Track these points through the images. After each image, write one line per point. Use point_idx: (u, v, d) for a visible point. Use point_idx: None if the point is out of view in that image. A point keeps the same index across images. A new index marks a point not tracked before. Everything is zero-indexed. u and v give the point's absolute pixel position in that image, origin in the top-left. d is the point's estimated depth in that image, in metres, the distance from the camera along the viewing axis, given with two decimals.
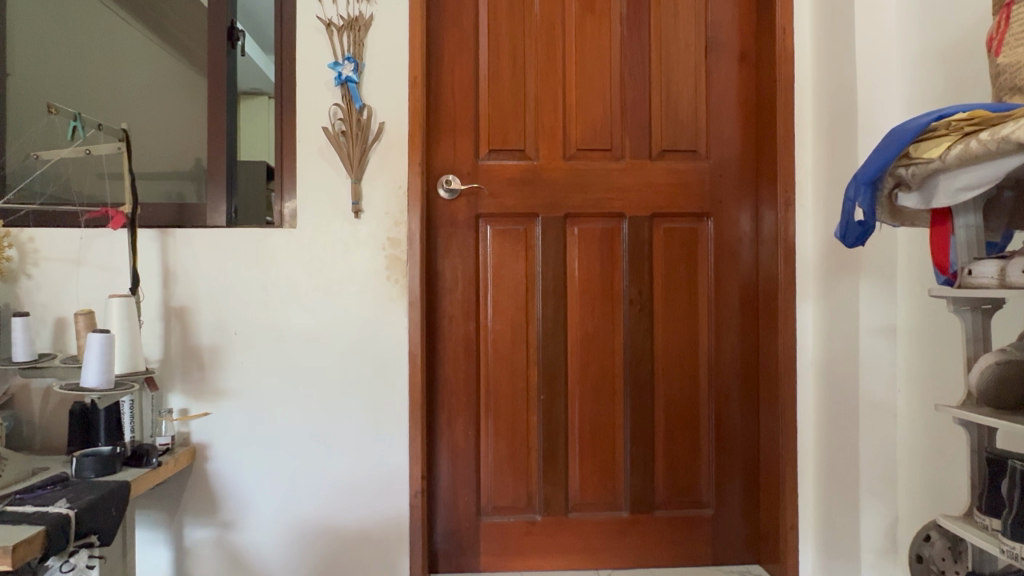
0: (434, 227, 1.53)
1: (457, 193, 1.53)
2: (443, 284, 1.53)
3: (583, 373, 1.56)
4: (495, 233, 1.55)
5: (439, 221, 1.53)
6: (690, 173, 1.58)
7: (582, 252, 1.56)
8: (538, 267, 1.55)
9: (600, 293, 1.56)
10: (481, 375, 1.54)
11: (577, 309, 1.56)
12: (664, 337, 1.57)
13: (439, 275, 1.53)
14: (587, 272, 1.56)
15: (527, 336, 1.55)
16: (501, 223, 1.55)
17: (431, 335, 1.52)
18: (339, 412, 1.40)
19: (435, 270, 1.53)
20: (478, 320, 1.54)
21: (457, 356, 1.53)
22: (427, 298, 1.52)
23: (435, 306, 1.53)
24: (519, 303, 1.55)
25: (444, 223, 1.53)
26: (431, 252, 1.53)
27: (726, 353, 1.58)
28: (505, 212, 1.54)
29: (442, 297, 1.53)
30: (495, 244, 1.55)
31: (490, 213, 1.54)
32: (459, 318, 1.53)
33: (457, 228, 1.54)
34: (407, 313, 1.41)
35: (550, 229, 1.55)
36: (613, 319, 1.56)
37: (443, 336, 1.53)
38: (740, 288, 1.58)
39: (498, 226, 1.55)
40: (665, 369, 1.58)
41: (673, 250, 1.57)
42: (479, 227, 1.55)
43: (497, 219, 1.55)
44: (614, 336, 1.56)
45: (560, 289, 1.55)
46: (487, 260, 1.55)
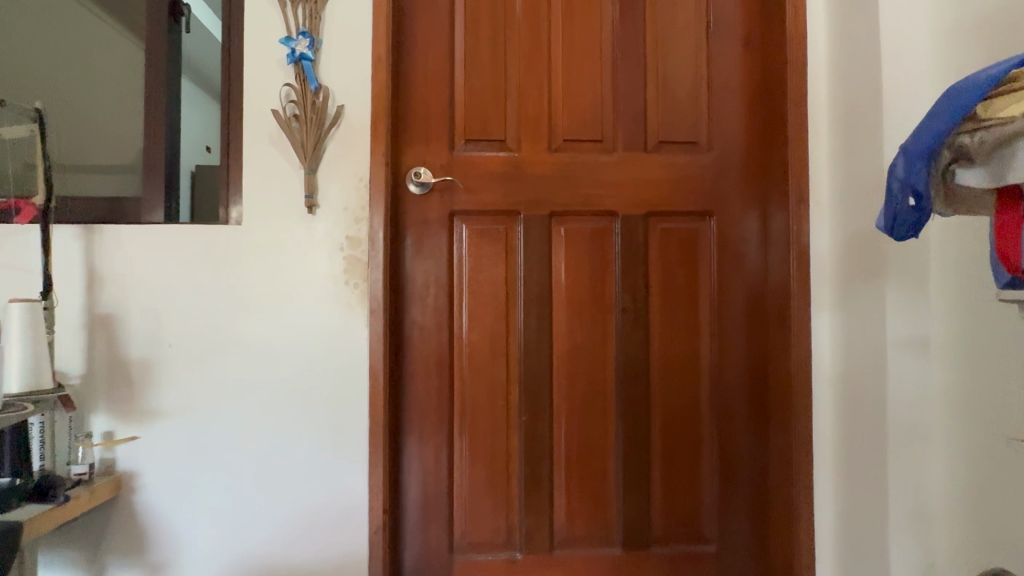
0: (402, 226, 1.36)
1: (429, 187, 1.36)
2: (411, 289, 1.36)
3: (572, 392, 1.38)
4: (471, 233, 1.38)
5: (407, 219, 1.36)
6: (690, 166, 1.41)
7: (569, 254, 1.39)
8: (520, 272, 1.38)
9: (591, 301, 1.39)
10: (456, 393, 1.37)
11: (563, 319, 1.39)
12: (662, 350, 1.40)
13: (408, 280, 1.36)
14: (575, 276, 1.39)
15: (509, 349, 1.38)
16: (479, 221, 1.38)
17: (398, 347, 1.35)
18: (289, 436, 1.23)
19: (404, 274, 1.36)
20: (453, 331, 1.37)
21: (428, 372, 1.36)
22: (392, 305, 1.34)
23: (404, 315, 1.36)
24: (500, 312, 1.37)
25: (414, 221, 1.36)
26: (399, 253, 1.36)
27: (732, 368, 1.41)
28: (483, 210, 1.38)
29: (412, 305, 1.36)
30: (472, 245, 1.38)
31: (467, 210, 1.37)
32: (431, 327, 1.36)
33: (429, 227, 1.37)
34: (368, 322, 1.23)
35: (533, 228, 1.38)
36: (604, 330, 1.39)
37: (413, 348, 1.36)
38: (747, 296, 1.41)
39: (475, 225, 1.38)
40: (663, 387, 1.40)
41: (672, 253, 1.40)
42: (453, 226, 1.38)
43: (474, 217, 1.38)
44: (606, 349, 1.39)
45: (545, 296, 1.38)
46: (463, 263, 1.38)
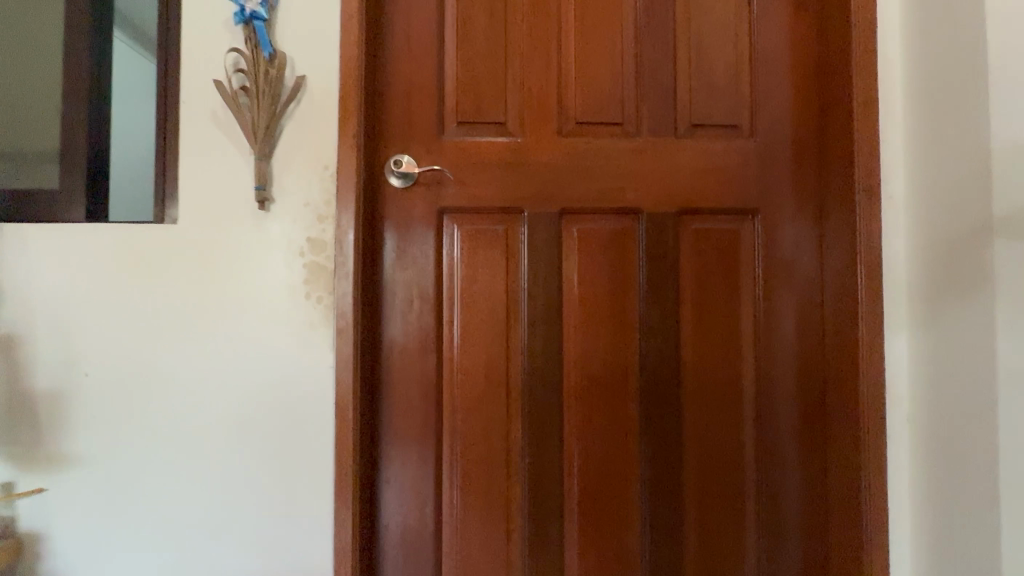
0: (380, 226, 1.12)
1: (412, 179, 1.12)
2: (391, 303, 1.12)
3: (586, 427, 1.14)
4: (464, 235, 1.14)
5: (387, 218, 1.13)
6: (729, 155, 1.17)
7: (582, 261, 1.14)
8: (523, 282, 1.13)
9: (609, 317, 1.14)
10: (444, 429, 1.13)
11: (576, 339, 1.14)
12: (696, 377, 1.16)
13: (387, 291, 1.12)
14: (590, 287, 1.14)
15: (509, 376, 1.13)
16: (474, 221, 1.14)
17: (375, 374, 1.11)
18: (235, 488, 0.98)
19: (383, 284, 1.12)
20: (441, 353, 1.13)
21: (411, 404, 1.12)
22: (368, 322, 1.10)
23: (382, 334, 1.12)
24: (499, 330, 1.13)
25: (395, 221, 1.13)
26: (377, 258, 1.12)
27: (780, 399, 1.16)
28: (479, 206, 1.13)
29: (392, 322, 1.12)
30: (465, 250, 1.13)
31: (459, 207, 1.13)
32: (414, 350, 1.12)
33: (413, 227, 1.13)
34: (333, 345, 0.99)
35: (539, 230, 1.13)
36: (626, 352, 1.15)
37: (393, 374, 1.12)
38: (798, 312, 1.17)
39: (469, 225, 1.14)
40: (697, 422, 1.15)
41: (708, 258, 1.16)
42: (442, 227, 1.14)
43: (467, 215, 1.14)
44: (627, 376, 1.14)
45: (553, 311, 1.13)
46: (454, 271, 1.14)
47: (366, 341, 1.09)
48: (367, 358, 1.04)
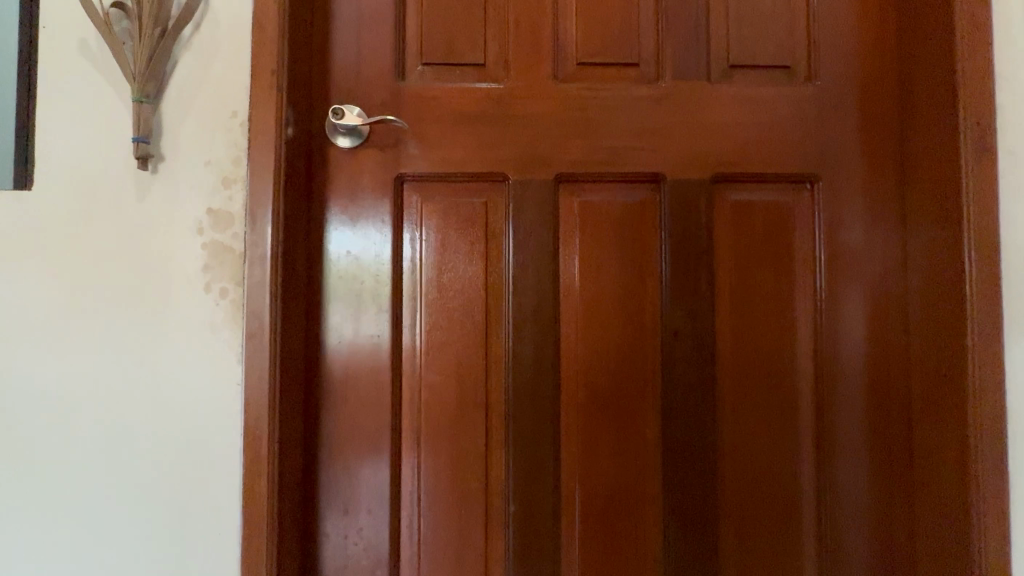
0: (320, 199, 0.86)
1: (360, 134, 0.85)
2: (334, 300, 0.86)
3: (591, 464, 0.86)
4: (430, 211, 0.87)
5: (329, 190, 0.86)
6: (781, 103, 0.89)
7: (585, 244, 0.87)
8: (507, 272, 0.87)
9: (622, 319, 0.87)
10: (404, 464, 0.86)
11: (577, 348, 0.87)
12: (739, 396, 0.87)
13: (329, 285, 0.86)
14: (595, 280, 0.87)
15: (490, 397, 0.86)
16: (443, 193, 0.87)
17: (313, 392, 0.85)
18: (106, 550, 0.71)
19: (324, 274, 0.86)
20: (400, 366, 0.86)
21: (360, 431, 0.85)
22: (300, 325, 0.84)
23: (323, 341, 0.86)
24: (476, 336, 0.86)
25: (339, 193, 0.86)
26: (315, 242, 0.86)
27: (850, 425, 0.88)
28: (449, 174, 0.87)
29: (336, 324, 0.86)
30: (433, 229, 0.87)
31: (424, 174, 0.87)
32: (366, 360, 0.86)
33: (362, 201, 0.87)
34: (243, 354, 0.72)
35: (529, 202, 0.86)
36: (643, 365, 0.87)
37: (337, 391, 0.85)
38: (874, 309, 0.88)
39: (437, 198, 0.87)
40: (738, 457, 0.87)
41: (752, 241, 0.88)
42: (401, 201, 0.87)
43: (435, 185, 0.87)
44: (646, 395, 0.87)
45: (549, 309, 0.86)
46: (416, 259, 0.87)
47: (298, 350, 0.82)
48: (294, 374, 0.78)
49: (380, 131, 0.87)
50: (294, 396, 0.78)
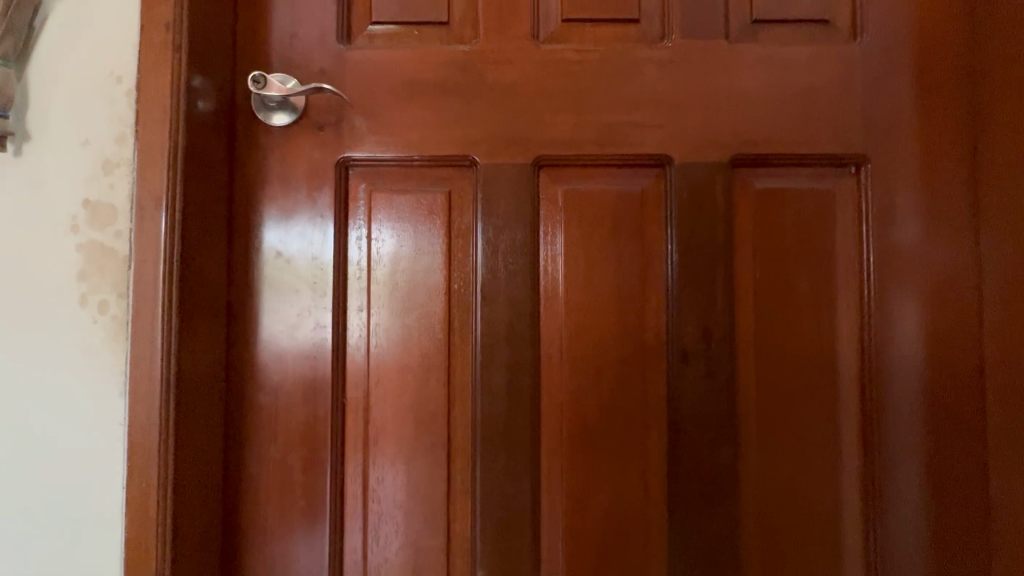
0: (246, 188, 0.70)
1: (290, 108, 0.70)
2: (263, 313, 0.70)
3: (579, 517, 0.70)
4: (381, 204, 0.71)
5: (258, 177, 0.70)
6: (820, 66, 0.71)
7: (572, 243, 0.70)
8: (475, 278, 0.70)
9: (618, 337, 0.70)
10: (350, 513, 0.70)
11: (562, 372, 0.70)
12: (766, 432, 0.70)
13: (256, 293, 0.70)
14: (584, 288, 0.70)
15: (454, 432, 0.70)
16: (397, 182, 0.71)
17: (239, 425, 0.69)
18: None
19: (252, 281, 0.70)
20: (343, 393, 0.70)
21: (295, 473, 0.69)
22: (218, 343, 0.68)
23: (249, 362, 0.70)
24: (437, 356, 0.70)
25: (270, 181, 0.70)
26: (240, 240, 0.70)
27: (907, 469, 0.70)
28: (404, 158, 0.71)
29: (267, 343, 0.70)
30: (386, 225, 0.71)
31: (373, 158, 0.71)
32: (302, 386, 0.70)
33: (298, 191, 0.71)
34: (125, 385, 0.57)
35: (502, 192, 0.70)
36: (645, 393, 0.70)
37: (267, 425, 0.69)
38: (939, 324, 0.70)
39: (390, 188, 0.71)
40: (764, 509, 0.70)
41: (781, 239, 0.70)
42: (346, 191, 0.71)
43: (387, 172, 0.71)
44: (648, 432, 0.70)
45: (527, 324, 0.70)
46: (364, 262, 0.71)
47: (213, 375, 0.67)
48: (202, 408, 0.62)
49: (320, 106, 0.71)
50: (203, 434, 0.62)
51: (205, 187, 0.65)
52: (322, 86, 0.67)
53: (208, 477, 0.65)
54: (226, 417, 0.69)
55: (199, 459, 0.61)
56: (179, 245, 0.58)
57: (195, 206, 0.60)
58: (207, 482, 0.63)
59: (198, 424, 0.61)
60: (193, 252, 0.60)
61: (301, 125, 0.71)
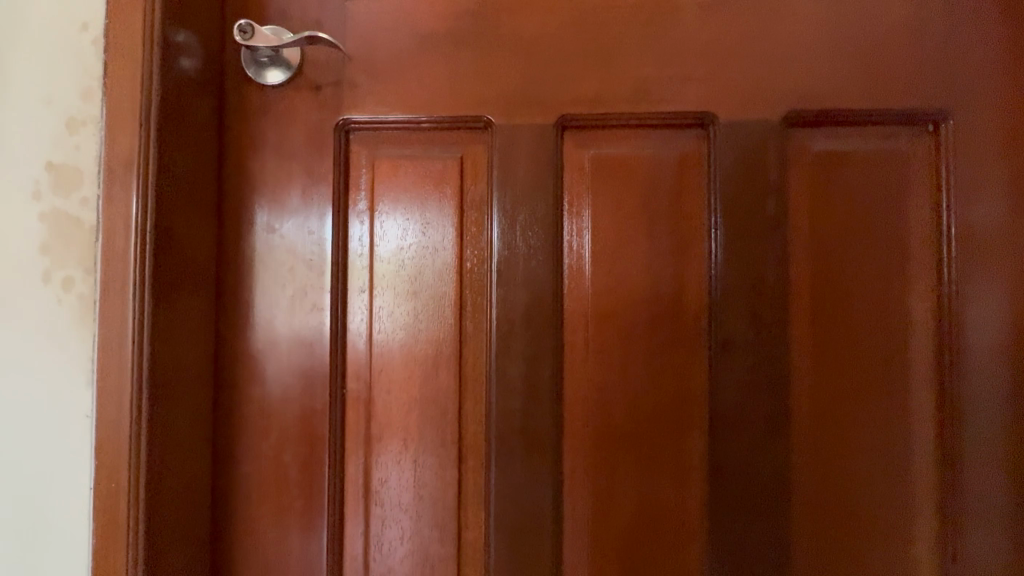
0: (237, 155, 0.63)
1: (286, 65, 0.63)
2: (255, 295, 0.63)
3: (605, 527, 0.61)
4: (385, 173, 0.63)
5: (250, 143, 0.63)
6: (893, 8, 0.60)
7: (599, 217, 0.62)
8: (490, 257, 0.62)
9: (652, 324, 0.61)
10: (350, 517, 0.63)
11: (588, 363, 0.62)
12: (824, 435, 0.60)
13: (247, 273, 0.63)
14: (613, 267, 0.61)
15: (466, 429, 0.63)
16: (403, 148, 0.63)
17: (229, 417, 0.63)
18: None
19: (243, 258, 0.63)
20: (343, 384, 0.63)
21: (290, 472, 0.62)
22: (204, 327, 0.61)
23: (240, 349, 0.63)
24: (447, 345, 0.63)
25: (263, 148, 0.63)
26: (229, 213, 0.63)
27: (993, 481, 0.59)
28: (411, 122, 0.63)
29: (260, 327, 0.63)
30: (390, 197, 0.63)
31: (376, 122, 0.63)
32: (297, 376, 0.63)
33: (293, 159, 0.63)
34: (93, 369, 0.51)
35: (521, 158, 0.62)
36: (683, 388, 0.61)
37: (259, 418, 0.63)
38: None
39: (396, 155, 0.63)
40: (821, 523, 0.60)
41: (844, 212, 0.60)
42: (346, 159, 0.63)
43: (392, 137, 0.64)
44: (686, 431, 0.61)
45: (548, 308, 0.61)
46: (366, 238, 0.63)
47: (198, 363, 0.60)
48: (184, 399, 0.55)
49: (318, 64, 0.63)
50: (186, 428, 0.56)
51: (188, 152, 0.58)
52: (317, 35, 0.60)
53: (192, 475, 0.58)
54: (214, 409, 0.63)
55: (181, 455, 0.55)
56: (156, 214, 0.51)
57: (177, 172, 0.54)
58: (193, 481, 0.57)
59: (180, 417, 0.55)
60: (175, 224, 0.53)
61: (297, 86, 0.63)
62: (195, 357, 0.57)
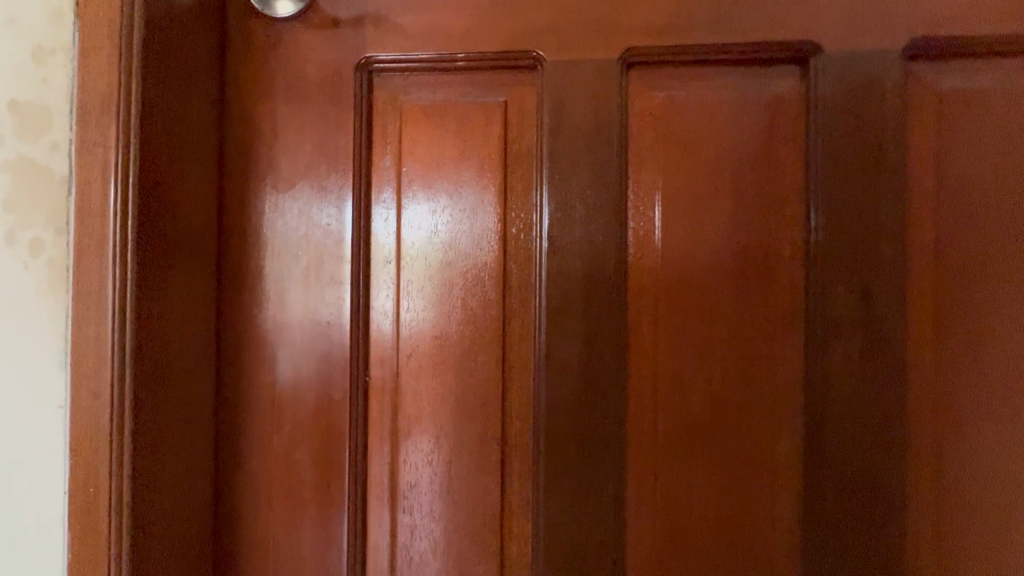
0: (242, 102, 0.54)
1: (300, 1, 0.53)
2: (264, 267, 0.54)
3: (676, 542, 0.52)
4: (413, 122, 0.54)
5: (256, 87, 0.54)
6: None
7: (669, 173, 0.51)
8: (538, 220, 0.52)
9: (735, 303, 0.51)
10: (375, 525, 0.54)
11: (657, 349, 0.51)
12: (948, 440, 0.49)
13: (254, 240, 0.54)
14: (686, 233, 0.51)
15: (510, 424, 0.53)
16: (435, 92, 0.54)
17: (236, 408, 0.54)
18: None
19: (251, 224, 0.54)
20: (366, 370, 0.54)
21: (305, 472, 0.54)
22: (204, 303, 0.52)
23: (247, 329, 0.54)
24: (488, 326, 0.53)
25: (271, 93, 0.54)
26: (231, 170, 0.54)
27: None
28: (444, 60, 0.53)
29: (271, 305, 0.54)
30: (422, 151, 0.54)
31: (404, 61, 0.53)
32: (314, 361, 0.54)
33: (305, 106, 0.54)
34: (66, 347, 0.42)
35: (577, 103, 0.51)
36: (771, 377, 0.51)
37: (270, 410, 0.54)
38: None
39: (426, 101, 0.54)
40: (941, 545, 0.50)
41: (978, 167, 0.49)
42: (368, 106, 0.54)
43: (422, 80, 0.54)
44: (774, 431, 0.51)
45: (610, 284, 0.51)
46: (394, 201, 0.54)
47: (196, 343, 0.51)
48: (180, 389, 0.46)
49: None
50: (182, 423, 0.47)
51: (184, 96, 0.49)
52: None
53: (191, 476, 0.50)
54: (217, 397, 0.54)
55: (176, 456, 0.46)
56: (134, 162, 0.42)
57: (170, 114, 0.44)
58: (192, 483, 0.48)
59: (174, 409, 0.46)
60: (168, 176, 0.44)
61: (311, 20, 0.54)
62: (192, 337, 0.48)
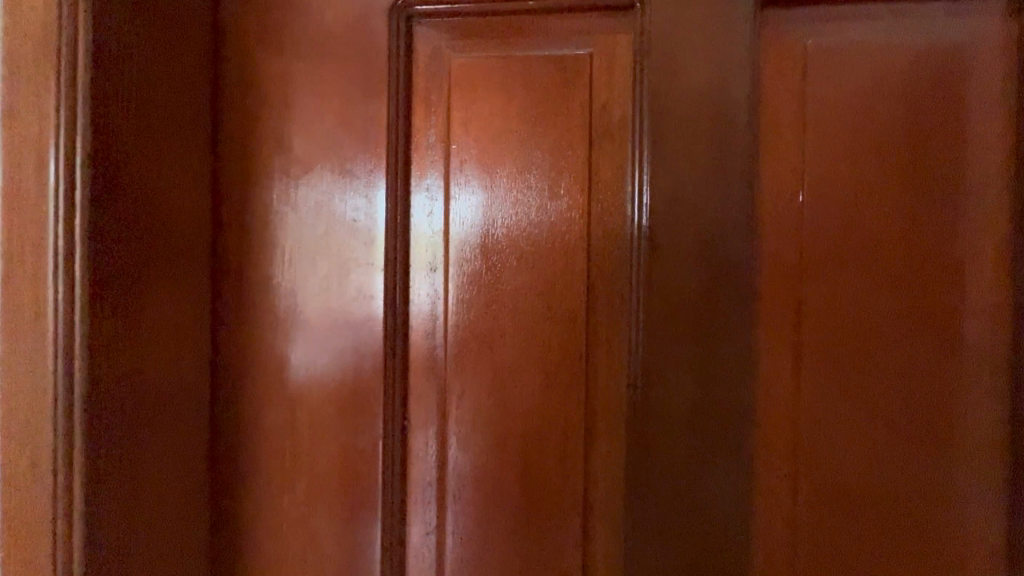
0: (242, 59, 0.41)
1: None
2: (273, 274, 0.41)
3: None
4: (467, 87, 0.41)
5: (261, 40, 0.41)
6: None
7: (813, 152, 0.38)
8: (633, 214, 0.39)
9: (907, 325, 0.37)
10: None
11: (795, 383, 0.38)
12: None
13: (260, 240, 0.42)
14: (839, 234, 0.38)
15: (595, 483, 0.40)
16: (496, 46, 0.40)
17: (241, 453, 0.42)
18: None
19: (256, 218, 0.42)
20: (404, 410, 0.41)
21: (329, 535, 0.42)
22: (195, 322, 0.40)
23: (252, 355, 0.42)
24: (565, 351, 0.40)
25: (282, 49, 0.41)
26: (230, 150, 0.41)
27: None
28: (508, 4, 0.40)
29: (281, 321, 0.42)
30: (480, 121, 0.41)
31: (455, 5, 0.40)
32: (338, 395, 0.41)
33: (326, 65, 0.41)
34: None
35: (690, 53, 0.38)
36: (956, 431, 0.37)
37: (283, 454, 0.42)
38: None
39: (483, 58, 0.40)
40: None
41: None
42: (406, 64, 0.41)
43: (478, 31, 0.41)
44: (963, 502, 0.37)
45: (734, 297, 0.38)
46: (442, 188, 0.41)
47: (178, 376, 0.39)
48: (130, 439, 0.36)
49: None
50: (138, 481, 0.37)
51: (160, 52, 0.37)
52: None
53: (167, 544, 0.39)
54: (212, 442, 0.42)
55: (127, 525, 0.36)
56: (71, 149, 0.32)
57: (108, 85, 0.34)
58: (156, 553, 0.38)
59: (121, 465, 0.36)
60: (104, 165, 0.33)
61: None
62: (155, 370, 0.37)
